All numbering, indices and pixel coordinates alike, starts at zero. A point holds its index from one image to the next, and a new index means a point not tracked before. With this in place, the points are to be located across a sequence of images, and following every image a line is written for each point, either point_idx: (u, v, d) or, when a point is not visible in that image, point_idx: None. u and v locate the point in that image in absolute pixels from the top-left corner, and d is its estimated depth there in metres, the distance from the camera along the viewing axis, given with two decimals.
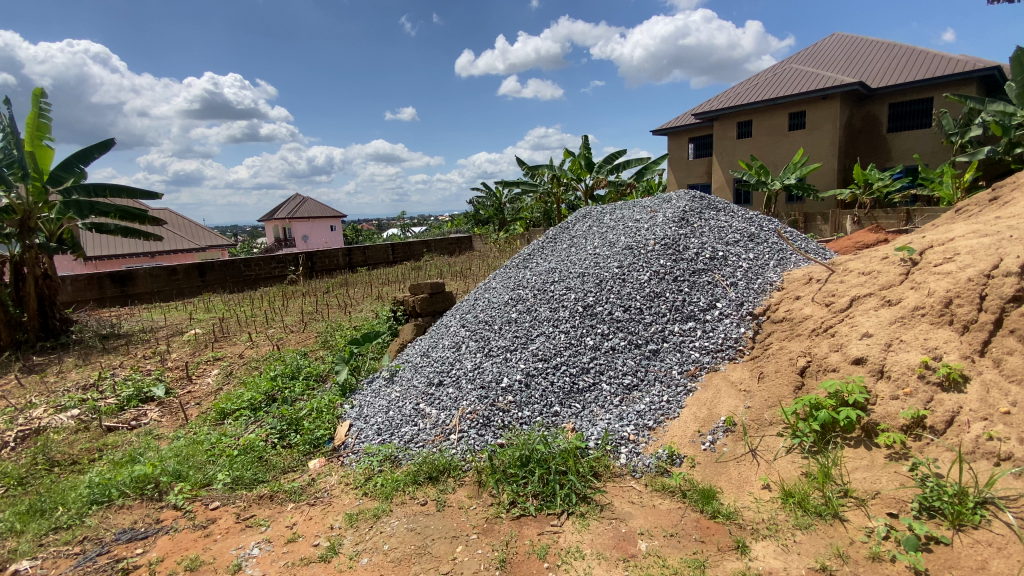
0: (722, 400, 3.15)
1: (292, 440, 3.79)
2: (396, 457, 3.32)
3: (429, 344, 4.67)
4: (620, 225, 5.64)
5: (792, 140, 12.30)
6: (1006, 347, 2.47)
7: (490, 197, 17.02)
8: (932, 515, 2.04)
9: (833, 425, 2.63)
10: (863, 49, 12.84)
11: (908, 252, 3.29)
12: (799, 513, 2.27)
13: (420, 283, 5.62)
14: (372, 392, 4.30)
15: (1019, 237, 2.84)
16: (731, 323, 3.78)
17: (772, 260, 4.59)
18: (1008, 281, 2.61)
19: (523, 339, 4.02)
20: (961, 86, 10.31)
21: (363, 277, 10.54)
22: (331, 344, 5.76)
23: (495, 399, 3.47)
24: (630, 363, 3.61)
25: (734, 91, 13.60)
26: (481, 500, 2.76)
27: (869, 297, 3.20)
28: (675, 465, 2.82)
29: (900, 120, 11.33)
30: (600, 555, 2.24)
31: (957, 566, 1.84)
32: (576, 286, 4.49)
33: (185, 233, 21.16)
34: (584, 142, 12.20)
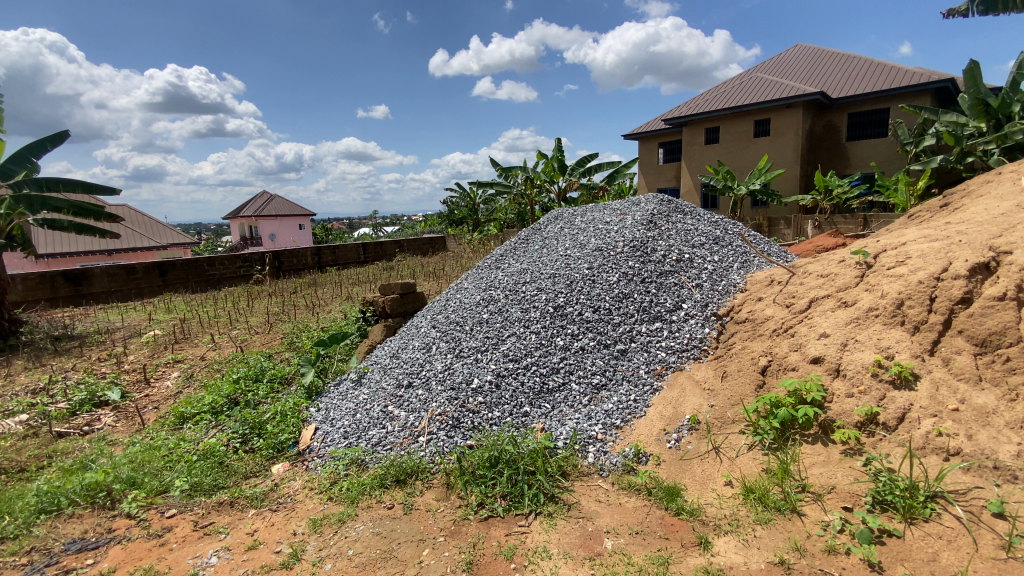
0: (687, 399, 3.21)
1: (254, 445, 3.67)
2: (363, 461, 3.25)
3: (400, 344, 4.61)
4: (591, 227, 5.70)
5: (758, 146, 12.68)
6: (955, 346, 2.59)
7: (464, 197, 16.96)
8: (885, 508, 2.13)
9: (792, 422, 2.71)
10: (825, 60, 13.34)
11: (863, 255, 3.42)
12: (759, 508, 2.33)
13: (391, 283, 5.55)
14: (339, 395, 4.20)
15: (966, 242, 2.99)
16: (696, 323, 3.86)
17: (736, 262, 4.71)
18: (957, 283, 2.73)
19: (494, 340, 4.01)
20: (915, 97, 10.80)
21: (332, 278, 10.33)
22: (297, 346, 5.61)
23: (464, 400, 3.45)
24: (599, 362, 3.64)
25: (703, 98, 13.94)
26: (449, 503, 2.73)
27: (827, 299, 3.31)
28: (641, 463, 2.86)
29: (859, 129, 11.80)
30: (566, 555, 2.24)
31: (909, 558, 1.91)
32: (548, 287, 4.51)
33: (146, 231, 20.35)
34: (557, 144, 12.28)
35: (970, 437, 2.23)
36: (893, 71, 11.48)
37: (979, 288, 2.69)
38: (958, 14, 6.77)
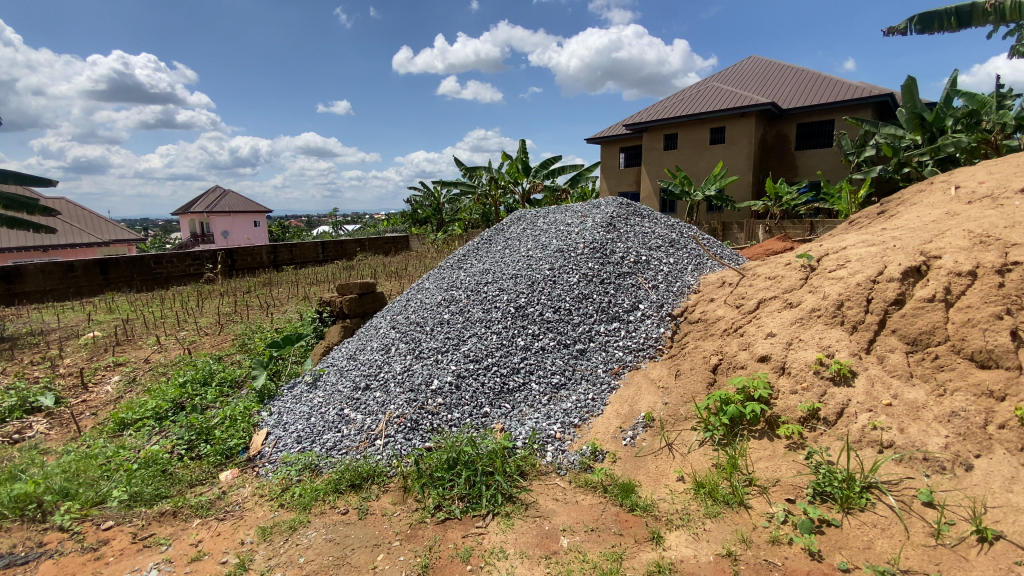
0: (642, 397, 3.29)
1: (201, 451, 3.50)
2: (316, 466, 3.15)
3: (357, 346, 4.49)
4: (553, 229, 5.74)
5: (713, 153, 13.13)
6: (889, 345, 2.74)
7: (428, 196, 16.76)
8: (824, 499, 2.24)
9: (740, 418, 2.81)
10: (776, 73, 13.94)
11: (808, 258, 3.58)
12: (709, 502, 2.40)
13: (349, 283, 5.42)
14: (293, 399, 4.06)
15: (900, 246, 3.17)
16: (652, 323, 3.95)
17: (690, 265, 4.86)
18: (891, 285, 2.90)
19: (454, 340, 3.98)
20: (858, 110, 11.42)
21: (288, 277, 9.97)
22: (250, 348, 5.39)
23: (423, 402, 3.40)
24: (559, 362, 3.68)
25: (662, 105, 14.33)
26: (405, 506, 2.68)
27: (773, 300, 3.46)
28: (598, 460, 2.90)
29: (807, 139, 12.40)
30: (523, 554, 2.24)
31: (846, 546, 2.02)
32: (509, 287, 4.52)
33: (86, 227, 19.12)
34: (522, 146, 12.33)
35: (902, 430, 2.37)
36: (838, 85, 12.11)
37: (911, 289, 2.85)
38: (897, 32, 7.19)
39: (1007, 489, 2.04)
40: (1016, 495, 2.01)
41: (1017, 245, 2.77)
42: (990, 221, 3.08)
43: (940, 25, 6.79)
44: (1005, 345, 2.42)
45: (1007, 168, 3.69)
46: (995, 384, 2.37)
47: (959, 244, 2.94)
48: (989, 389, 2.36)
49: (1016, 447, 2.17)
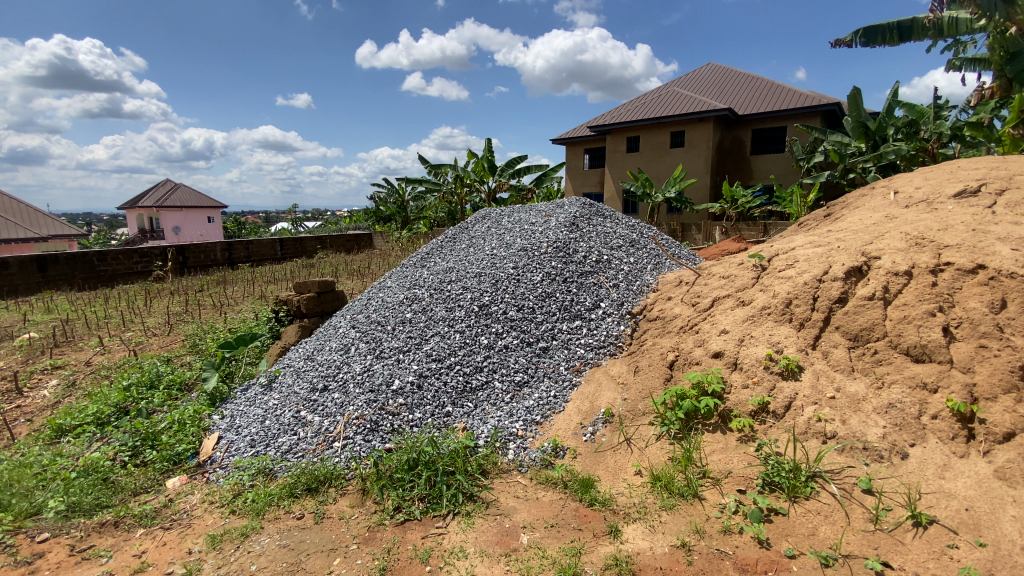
0: (603, 393, 3.35)
1: (146, 457, 3.33)
2: (271, 470, 3.04)
3: (315, 346, 4.37)
4: (517, 228, 5.75)
5: (673, 156, 13.48)
6: (832, 341, 2.88)
7: (392, 194, 16.48)
8: (772, 489, 2.34)
9: (695, 413, 2.90)
10: (733, 80, 14.42)
11: (759, 258, 3.71)
12: (665, 494, 2.47)
13: (307, 282, 5.27)
14: (247, 401, 3.91)
15: (843, 247, 3.32)
16: (612, 321, 4.02)
17: (649, 264, 4.97)
18: (835, 284, 3.04)
19: (417, 339, 3.92)
20: (809, 118, 11.95)
21: (244, 276, 9.56)
22: (201, 350, 5.16)
23: (384, 402, 3.33)
24: (522, 360, 3.69)
25: (625, 108, 14.60)
26: (364, 509, 2.63)
27: (727, 298, 3.57)
28: (559, 457, 2.93)
29: (761, 144, 12.89)
30: (483, 553, 2.24)
31: (792, 533, 2.11)
32: (473, 286, 4.49)
33: (21, 221, 17.82)
34: (487, 144, 12.29)
35: (844, 421, 2.50)
36: (791, 94, 12.63)
37: (853, 289, 3.00)
38: (843, 44, 7.56)
39: (938, 476, 2.19)
40: (947, 481, 2.15)
41: (949, 246, 2.94)
42: (925, 224, 3.27)
43: (881, 39, 7.10)
44: (937, 340, 2.57)
45: (941, 175, 3.93)
46: (928, 377, 2.52)
47: (897, 246, 3.10)
48: (922, 382, 2.51)
49: (947, 436, 2.32)
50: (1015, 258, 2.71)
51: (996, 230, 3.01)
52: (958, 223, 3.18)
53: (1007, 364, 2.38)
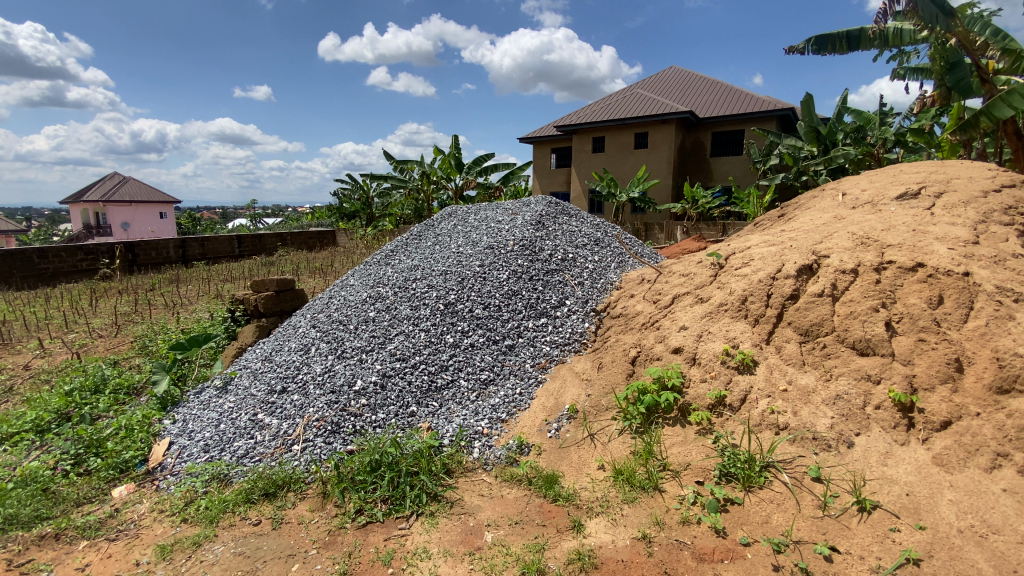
0: (567, 390, 3.39)
1: (90, 466, 3.14)
2: (226, 475, 2.93)
3: (273, 347, 4.24)
4: (483, 226, 5.73)
5: (637, 156, 13.74)
6: (785, 336, 3.00)
7: (356, 189, 16.13)
8: (729, 479, 2.42)
9: (655, 407, 2.97)
10: (694, 83, 14.80)
11: (717, 257, 3.81)
12: (627, 488, 2.51)
13: (266, 280, 5.11)
14: (200, 405, 3.75)
15: (795, 246, 3.46)
16: (577, 319, 4.07)
17: (613, 262, 5.06)
18: (788, 281, 3.16)
19: (380, 339, 3.86)
20: (765, 122, 12.38)
21: (199, 274, 9.16)
22: (151, 351, 4.92)
23: (345, 404, 3.26)
24: (488, 358, 3.69)
25: (591, 108, 14.77)
26: (324, 513, 2.56)
27: (686, 295, 3.67)
28: (524, 454, 2.94)
29: (720, 147, 13.28)
30: (447, 552, 2.22)
31: (746, 521, 2.19)
32: (439, 284, 4.45)
33: None
34: (454, 141, 12.18)
35: (795, 413, 2.62)
36: (749, 98, 13.06)
37: (804, 285, 3.13)
38: (796, 51, 7.85)
39: (882, 463, 2.31)
40: (890, 468, 2.27)
41: (891, 246, 3.11)
42: (870, 225, 3.45)
43: (832, 47, 7.40)
44: (880, 334, 2.72)
45: (885, 178, 4.15)
46: (872, 369, 2.65)
47: (844, 245, 3.25)
48: (867, 373, 2.64)
49: (890, 425, 2.44)
50: (951, 257, 2.90)
51: (934, 230, 3.21)
52: (899, 224, 3.36)
53: (943, 356, 2.54)
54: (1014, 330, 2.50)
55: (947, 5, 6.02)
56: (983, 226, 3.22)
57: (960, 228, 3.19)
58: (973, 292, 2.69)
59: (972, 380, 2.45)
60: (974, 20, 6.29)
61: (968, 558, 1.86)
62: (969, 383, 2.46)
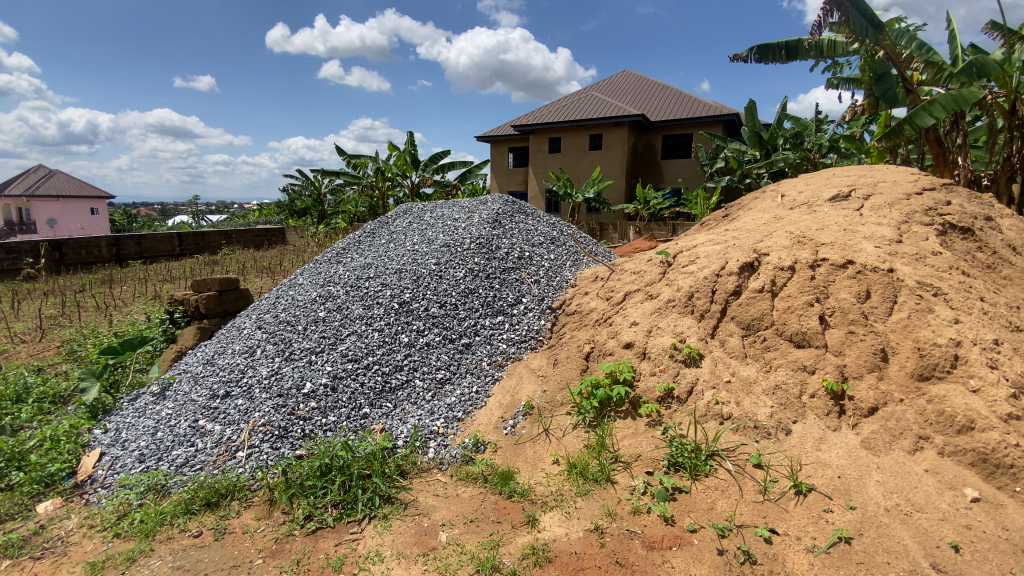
0: (523, 386, 3.41)
1: (10, 481, 2.87)
2: (163, 486, 2.77)
3: (216, 349, 4.03)
4: (440, 223, 5.67)
5: (592, 158, 13.99)
6: (728, 330, 3.13)
7: (308, 186, 15.60)
8: (677, 468, 2.51)
9: (608, 401, 3.04)
10: (646, 87, 15.21)
11: (665, 255, 3.93)
12: (580, 481, 2.56)
13: (207, 279, 4.88)
14: (135, 413, 3.52)
15: (738, 245, 3.62)
16: (534, 316, 4.11)
17: (569, 260, 5.13)
18: (731, 278, 3.30)
19: (331, 339, 3.75)
20: (712, 126, 12.88)
21: (134, 274, 8.61)
22: (80, 356, 4.58)
23: (293, 407, 3.15)
24: (444, 357, 3.65)
25: (547, 109, 14.90)
26: (271, 520, 2.47)
27: (637, 292, 3.76)
28: (479, 452, 2.94)
29: (671, 150, 13.72)
30: (400, 555, 2.18)
31: (693, 509, 2.28)
32: (393, 283, 4.37)
33: None
34: (410, 138, 11.99)
35: (738, 403, 2.74)
36: (697, 103, 13.55)
37: (746, 282, 3.28)
38: (740, 59, 8.17)
39: (816, 448, 2.45)
40: (823, 452, 2.42)
41: (824, 245, 3.31)
42: (806, 224, 3.65)
43: (773, 56, 7.71)
44: (814, 327, 2.88)
45: (819, 181, 4.40)
46: (808, 360, 2.81)
47: (782, 244, 3.43)
48: (803, 364, 2.81)
49: (823, 412, 2.60)
50: (877, 254, 3.11)
51: (863, 230, 3.43)
52: (832, 224, 3.58)
53: (870, 347, 2.73)
54: (933, 321, 2.71)
55: (875, 19, 6.42)
56: (905, 226, 3.48)
57: (886, 228, 3.43)
58: (897, 287, 2.90)
59: (897, 369, 2.64)
60: (901, 33, 6.73)
61: (893, 534, 2.00)
62: (893, 371, 2.65)
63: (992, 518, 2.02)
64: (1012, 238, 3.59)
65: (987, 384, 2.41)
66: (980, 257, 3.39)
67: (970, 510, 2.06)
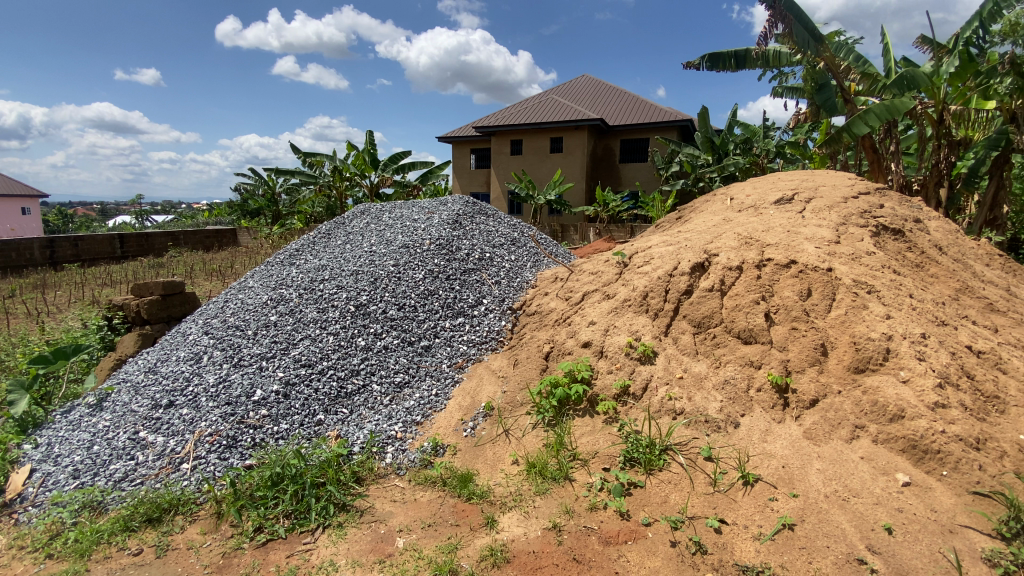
0: (483, 387, 3.41)
1: None
2: (101, 503, 2.61)
3: (159, 356, 3.84)
4: (399, 224, 5.60)
5: (553, 160, 14.15)
6: (681, 328, 3.23)
7: (262, 185, 15.05)
8: (632, 464, 2.58)
9: (567, 399, 3.08)
10: (605, 92, 15.51)
11: (622, 256, 4.02)
12: (539, 480, 2.59)
13: (148, 283, 4.66)
14: (68, 426, 3.30)
15: (690, 246, 3.73)
16: (494, 317, 4.11)
17: (529, 261, 5.16)
18: (683, 278, 3.41)
19: (283, 344, 3.63)
20: (668, 131, 13.27)
21: (70, 278, 8.06)
22: (8, 367, 4.26)
23: (242, 416, 3.03)
24: (403, 360, 3.61)
25: (509, 111, 14.96)
26: (218, 534, 2.37)
27: (594, 292, 3.83)
28: (438, 455, 2.91)
29: (628, 154, 14.04)
30: (355, 563, 2.14)
31: (647, 503, 2.34)
32: (349, 285, 4.28)
33: None
34: (369, 137, 11.78)
35: (690, 398, 2.84)
36: (653, 108, 13.93)
37: (697, 281, 3.39)
38: (693, 66, 8.45)
39: (762, 439, 2.57)
40: (768, 444, 2.53)
41: (769, 245, 3.46)
42: (753, 226, 3.82)
43: (723, 65, 8.01)
44: (760, 324, 3.01)
45: (765, 184, 4.60)
46: (754, 355, 2.94)
47: (731, 244, 3.57)
48: (750, 360, 2.93)
49: (769, 405, 2.72)
50: (818, 255, 3.29)
51: (804, 231, 3.62)
52: (777, 225, 3.76)
53: (811, 342, 2.87)
54: (867, 316, 2.88)
55: (818, 32, 6.80)
56: (843, 227, 3.69)
57: (826, 229, 3.63)
58: (835, 285, 3.07)
59: (835, 362, 2.80)
60: (840, 46, 7.11)
61: (832, 519, 2.12)
62: (832, 365, 2.80)
63: (922, 501, 2.16)
64: (938, 239, 3.87)
65: (916, 375, 2.58)
66: (910, 256, 3.62)
67: (901, 493, 2.20)
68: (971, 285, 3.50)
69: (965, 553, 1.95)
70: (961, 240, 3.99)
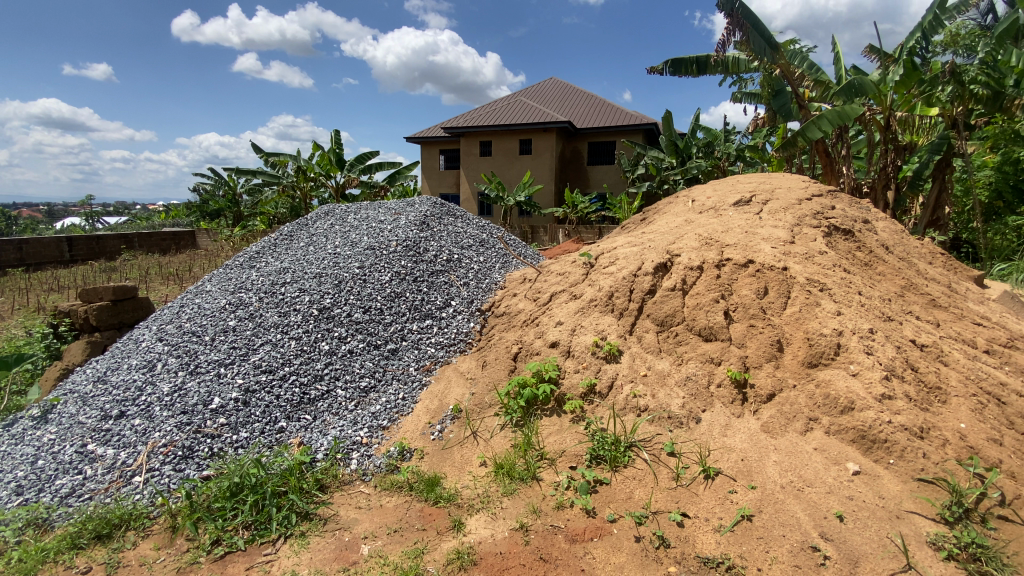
0: (452, 390, 3.40)
1: None
2: (46, 520, 2.47)
3: (110, 365, 3.66)
4: (364, 226, 5.52)
5: (522, 162, 14.21)
6: (645, 327, 3.30)
7: (222, 185, 14.56)
8: (598, 461, 2.61)
9: (535, 400, 3.10)
10: (572, 95, 15.67)
11: (588, 256, 4.07)
12: (507, 480, 2.59)
13: (98, 288, 4.46)
14: (10, 440, 3.11)
15: (654, 246, 3.82)
16: (463, 319, 4.10)
17: (498, 262, 5.17)
18: (647, 278, 3.48)
19: (242, 350, 3.52)
20: (634, 134, 13.52)
21: (13, 283, 7.61)
22: None
23: (199, 425, 2.93)
24: (368, 364, 3.56)
25: (477, 113, 14.93)
26: (173, 549, 2.28)
27: (562, 293, 3.87)
28: (405, 459, 2.89)
29: (596, 156, 14.23)
30: (318, 572, 2.10)
31: (612, 499, 2.38)
32: (312, 288, 4.19)
33: None
34: (335, 137, 11.58)
35: (654, 395, 2.90)
36: (620, 112, 14.16)
37: (660, 281, 3.47)
38: (656, 71, 8.64)
39: (723, 434, 2.65)
40: (728, 438, 2.61)
41: (729, 245, 3.58)
42: (713, 227, 3.93)
43: (685, 71, 8.21)
44: (720, 322, 3.11)
45: (725, 187, 4.75)
46: (715, 352, 3.03)
47: (693, 245, 3.67)
48: (711, 357, 3.02)
49: (729, 400, 2.81)
50: (774, 254, 3.42)
51: (761, 232, 3.75)
52: (736, 226, 3.88)
53: (768, 339, 2.98)
54: (819, 313, 3.01)
55: (773, 40, 7.03)
56: (797, 227, 3.85)
57: (781, 229, 3.78)
58: (790, 284, 3.20)
59: (791, 358, 2.91)
60: (794, 54, 7.42)
61: (787, 509, 2.20)
62: (788, 360, 2.91)
63: (871, 489, 2.27)
64: (885, 239, 4.07)
65: (864, 368, 2.72)
66: (859, 255, 3.79)
67: (852, 482, 2.31)
68: (915, 282, 3.70)
69: (911, 538, 2.06)
70: (906, 239, 4.22)
